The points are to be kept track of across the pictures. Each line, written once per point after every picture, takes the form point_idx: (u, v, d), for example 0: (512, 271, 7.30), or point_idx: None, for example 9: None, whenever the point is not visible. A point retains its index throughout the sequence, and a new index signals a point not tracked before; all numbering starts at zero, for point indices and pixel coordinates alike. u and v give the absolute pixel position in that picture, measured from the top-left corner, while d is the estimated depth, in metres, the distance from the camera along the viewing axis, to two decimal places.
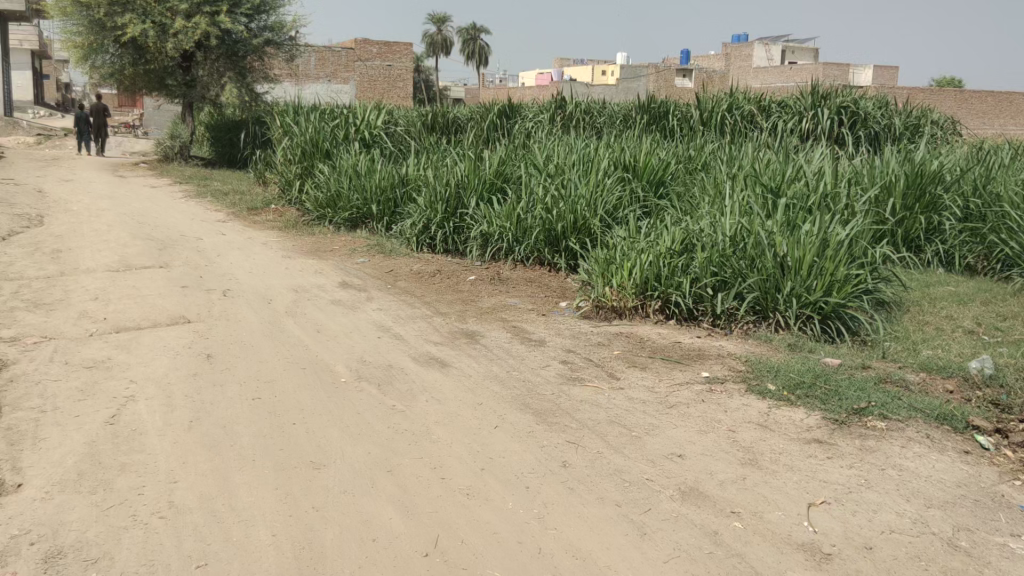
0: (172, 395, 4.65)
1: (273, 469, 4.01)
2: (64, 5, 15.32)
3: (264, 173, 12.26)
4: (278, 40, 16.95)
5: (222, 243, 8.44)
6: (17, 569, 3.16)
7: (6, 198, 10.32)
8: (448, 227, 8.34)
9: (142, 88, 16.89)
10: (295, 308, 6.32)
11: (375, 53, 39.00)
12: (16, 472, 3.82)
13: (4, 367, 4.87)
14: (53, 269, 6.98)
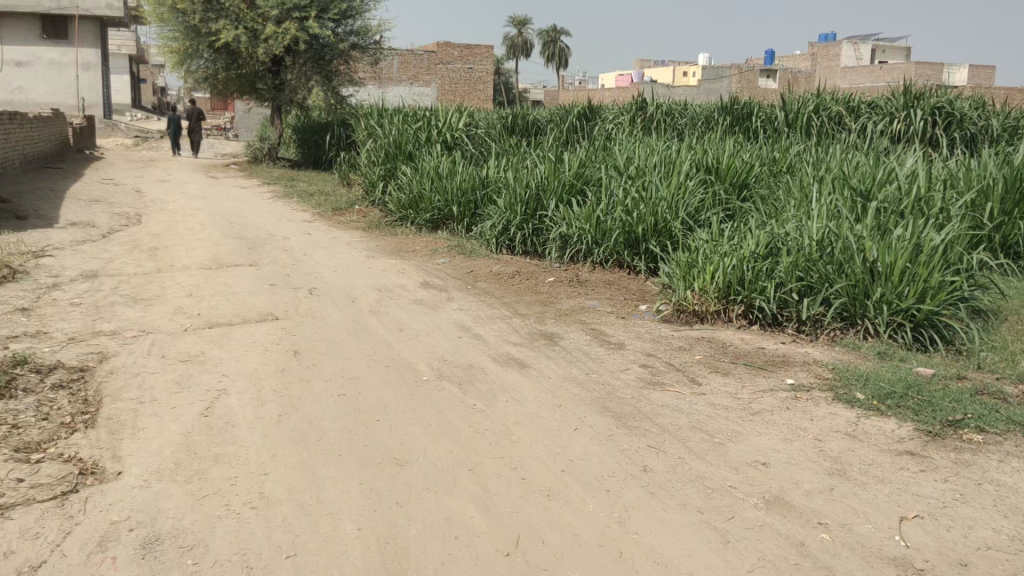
0: (262, 390, 4.79)
1: (358, 464, 4.09)
2: (162, 12, 15.96)
3: (349, 174, 12.53)
4: (364, 44, 17.29)
5: (308, 243, 8.66)
6: (117, 554, 3.30)
7: (107, 197, 10.80)
8: (528, 228, 8.36)
9: (234, 91, 17.47)
10: (377, 307, 6.44)
11: (456, 55, 39.32)
12: (117, 460, 3.99)
13: (105, 360, 5.09)
14: (150, 266, 7.27)
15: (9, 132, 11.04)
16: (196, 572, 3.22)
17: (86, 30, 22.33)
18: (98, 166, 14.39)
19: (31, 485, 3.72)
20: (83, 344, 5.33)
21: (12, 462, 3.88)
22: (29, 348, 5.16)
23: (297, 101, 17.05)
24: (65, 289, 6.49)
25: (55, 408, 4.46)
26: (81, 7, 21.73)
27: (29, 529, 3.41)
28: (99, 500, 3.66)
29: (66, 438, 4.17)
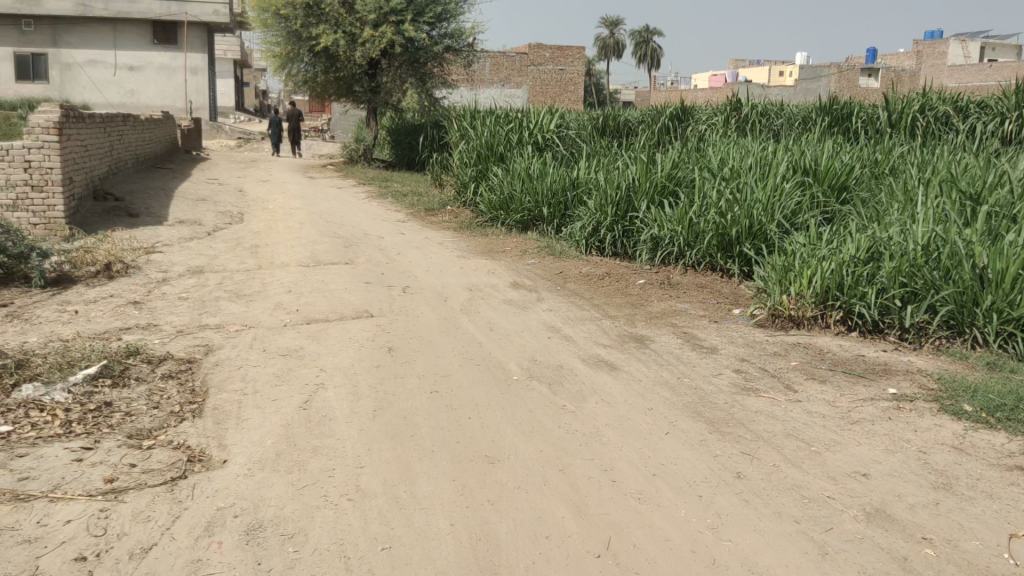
0: (358, 385, 4.92)
1: (451, 461, 4.15)
2: (266, 17, 16.56)
3: (441, 175, 12.70)
4: (457, 46, 17.46)
5: (401, 243, 8.82)
6: (222, 539, 3.44)
7: (212, 197, 11.25)
8: (618, 230, 8.31)
9: (332, 94, 17.93)
10: (469, 306, 6.51)
11: (548, 57, 38.41)
12: (222, 449, 4.16)
13: (211, 353, 5.31)
14: (252, 263, 7.54)
15: (124, 134, 11.61)
16: (296, 559, 3.33)
17: (194, 36, 23.37)
18: (204, 167, 15.05)
19: (143, 470, 3.91)
20: (189, 336, 5.57)
21: (126, 448, 4.09)
22: (140, 340, 5.43)
23: (392, 103, 17.30)
24: (173, 284, 6.79)
25: (165, 397, 4.67)
26: (190, 14, 22.93)
27: (142, 512, 3.58)
28: (205, 486, 3.82)
29: (175, 426, 4.36)
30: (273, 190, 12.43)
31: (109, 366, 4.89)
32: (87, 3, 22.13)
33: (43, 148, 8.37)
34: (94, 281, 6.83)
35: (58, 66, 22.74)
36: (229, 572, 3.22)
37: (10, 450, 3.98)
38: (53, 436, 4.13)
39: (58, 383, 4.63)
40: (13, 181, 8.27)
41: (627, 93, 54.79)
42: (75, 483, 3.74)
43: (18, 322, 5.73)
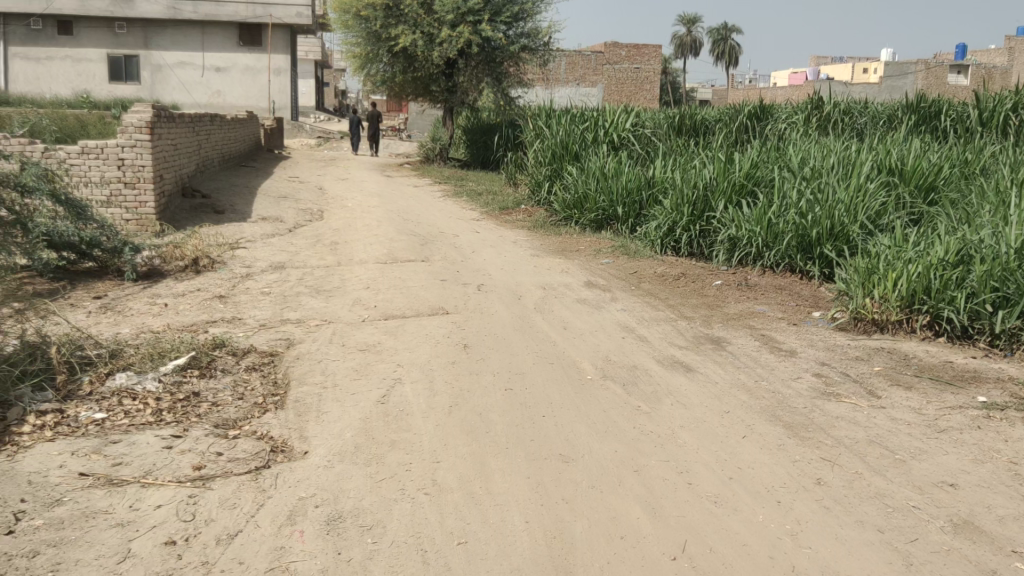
0: (433, 380, 4.98)
1: (526, 459, 4.17)
2: (347, 19, 16.90)
3: (516, 174, 12.76)
4: (534, 46, 17.46)
5: (477, 241, 8.88)
6: (304, 528, 3.53)
7: (293, 195, 11.54)
8: (694, 230, 8.21)
9: (410, 94, 18.19)
10: (543, 305, 6.53)
11: (623, 56, 38.10)
12: (303, 440, 4.27)
13: (292, 347, 5.45)
14: (331, 260, 7.70)
15: (211, 133, 11.99)
16: (375, 550, 3.40)
17: (277, 37, 23.91)
18: (286, 165, 15.44)
19: (229, 458, 4.04)
20: (271, 330, 5.73)
21: (213, 437, 4.23)
22: (226, 333, 5.61)
23: (469, 103, 17.46)
24: (257, 279, 7.00)
25: (249, 389, 4.82)
26: (274, 16, 23.46)
27: (228, 499, 3.71)
28: (288, 476, 3.93)
29: (259, 417, 4.49)
30: (351, 189, 12.67)
31: (197, 357, 5.07)
32: (177, 6, 22.94)
33: (136, 146, 8.71)
34: (182, 275, 7.08)
35: (150, 67, 23.64)
36: (311, 560, 3.31)
37: (105, 435, 4.16)
38: (145, 424, 4.31)
39: (149, 372, 4.82)
40: (108, 178, 8.64)
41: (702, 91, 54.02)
42: (165, 469, 3.89)
43: (112, 313, 5.99)
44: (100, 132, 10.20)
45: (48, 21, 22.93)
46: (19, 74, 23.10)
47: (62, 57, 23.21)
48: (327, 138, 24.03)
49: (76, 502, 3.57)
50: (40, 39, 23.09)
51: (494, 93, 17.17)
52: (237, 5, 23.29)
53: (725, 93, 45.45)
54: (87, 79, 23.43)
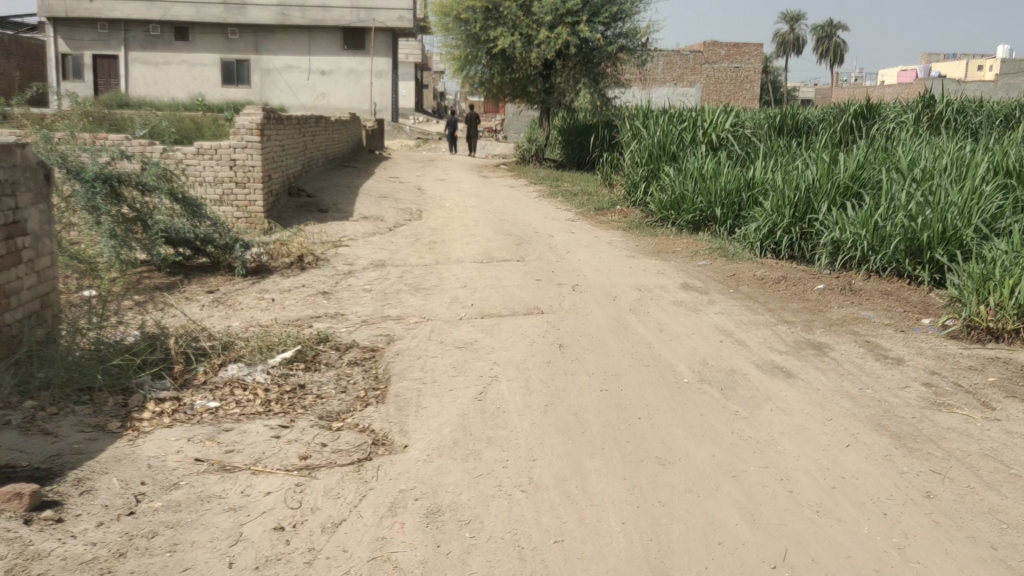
0: (529, 379, 5.03)
1: (622, 460, 4.17)
2: (448, 22, 17.15)
3: (612, 174, 12.71)
4: (631, 47, 17.30)
5: (572, 241, 8.90)
6: (404, 520, 3.62)
7: (393, 195, 11.80)
8: (795, 232, 8.01)
9: (506, 95, 18.35)
10: (638, 306, 6.50)
11: (723, 54, 36.86)
12: (403, 434, 4.38)
13: (391, 342, 5.60)
14: (429, 259, 7.85)
15: (316, 135, 12.38)
16: (473, 545, 3.46)
17: (380, 41, 24.44)
18: (386, 165, 15.84)
19: (333, 450, 4.18)
20: (372, 326, 5.89)
21: (318, 428, 4.38)
22: (329, 328, 5.80)
23: (566, 103, 17.75)
24: (359, 276, 7.20)
25: (352, 382, 4.98)
26: (377, 20, 23.99)
27: (332, 488, 3.83)
28: (389, 469, 4.04)
29: (361, 410, 4.63)
30: (450, 189, 12.86)
31: (302, 351, 5.27)
32: (286, 12, 23.77)
33: (247, 147, 9.07)
34: (288, 272, 7.35)
35: (260, 71, 24.57)
36: (412, 552, 3.40)
37: (219, 423, 4.37)
38: (255, 413, 4.50)
39: (258, 365, 5.04)
40: (221, 177, 9.06)
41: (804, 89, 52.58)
42: (273, 458, 4.06)
43: (223, 307, 6.26)
44: (214, 133, 10.64)
45: (166, 27, 24.08)
46: (139, 78, 24.31)
47: (179, 62, 24.36)
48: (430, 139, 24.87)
49: (192, 486, 3.76)
50: (159, 45, 24.24)
51: (591, 94, 17.14)
52: (343, 10, 23.89)
53: (828, 92, 44.11)
54: (201, 83, 24.54)
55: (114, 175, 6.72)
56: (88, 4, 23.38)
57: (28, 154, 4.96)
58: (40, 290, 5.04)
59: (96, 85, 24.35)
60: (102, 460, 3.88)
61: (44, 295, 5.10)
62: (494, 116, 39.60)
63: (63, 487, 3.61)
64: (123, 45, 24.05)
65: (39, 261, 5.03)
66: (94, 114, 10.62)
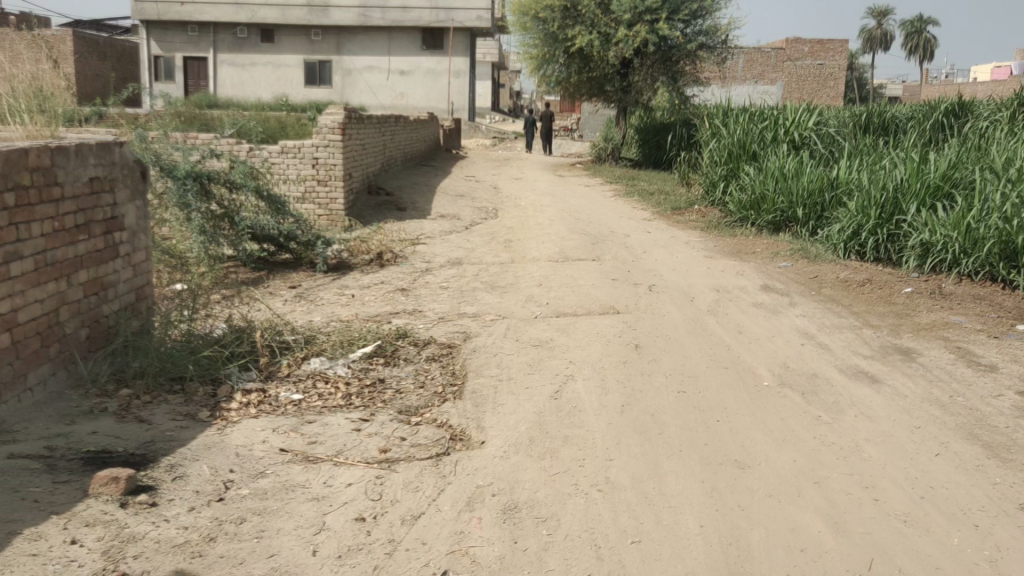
0: (606, 379, 5.02)
1: (700, 462, 4.13)
2: (526, 21, 17.23)
3: (689, 174, 12.57)
4: (711, 44, 17.03)
5: (648, 241, 8.84)
6: (482, 515, 3.66)
7: (470, 194, 11.90)
8: (881, 234, 7.78)
9: (583, 94, 18.33)
10: (716, 308, 6.41)
11: (806, 52, 34.42)
12: (480, 430, 4.42)
13: (467, 339, 5.65)
14: (506, 257, 7.89)
15: (395, 134, 12.56)
16: (550, 542, 3.47)
17: (458, 41, 24.66)
18: (462, 164, 15.99)
19: (411, 444, 4.24)
20: (449, 323, 5.96)
21: (397, 422, 4.46)
22: (408, 324, 5.89)
23: (643, 102, 17.53)
24: (436, 274, 7.28)
25: (429, 378, 5.05)
26: (456, 20, 24.20)
27: (411, 481, 3.89)
28: (466, 464, 4.08)
29: (439, 405, 4.69)
30: (526, 188, 12.91)
31: (382, 347, 5.37)
32: (367, 13, 24.16)
33: (329, 146, 9.26)
34: (368, 268, 7.49)
35: (341, 71, 25.06)
36: (489, 547, 3.43)
37: (302, 415, 4.49)
38: (336, 406, 4.61)
39: (340, 359, 5.16)
40: (304, 176, 9.28)
41: (892, 85, 50.90)
42: (355, 450, 4.14)
43: (306, 302, 6.43)
44: (297, 131, 10.89)
45: (252, 30, 24.78)
46: (226, 79, 25.10)
47: (264, 63, 25.04)
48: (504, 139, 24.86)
49: (277, 476, 3.87)
50: (245, 47, 24.97)
51: (669, 93, 16.94)
52: (423, 10, 24.14)
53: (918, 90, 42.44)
54: (285, 83, 25.18)
55: (204, 173, 7.00)
56: (179, 7, 24.22)
57: (126, 152, 5.17)
58: (136, 283, 5.26)
59: (186, 86, 25.22)
60: (193, 448, 4.02)
61: (140, 288, 5.32)
62: (570, 115, 39.45)
63: (156, 472, 3.76)
64: (211, 47, 24.84)
65: (135, 255, 5.24)
66: (184, 113, 10.99)
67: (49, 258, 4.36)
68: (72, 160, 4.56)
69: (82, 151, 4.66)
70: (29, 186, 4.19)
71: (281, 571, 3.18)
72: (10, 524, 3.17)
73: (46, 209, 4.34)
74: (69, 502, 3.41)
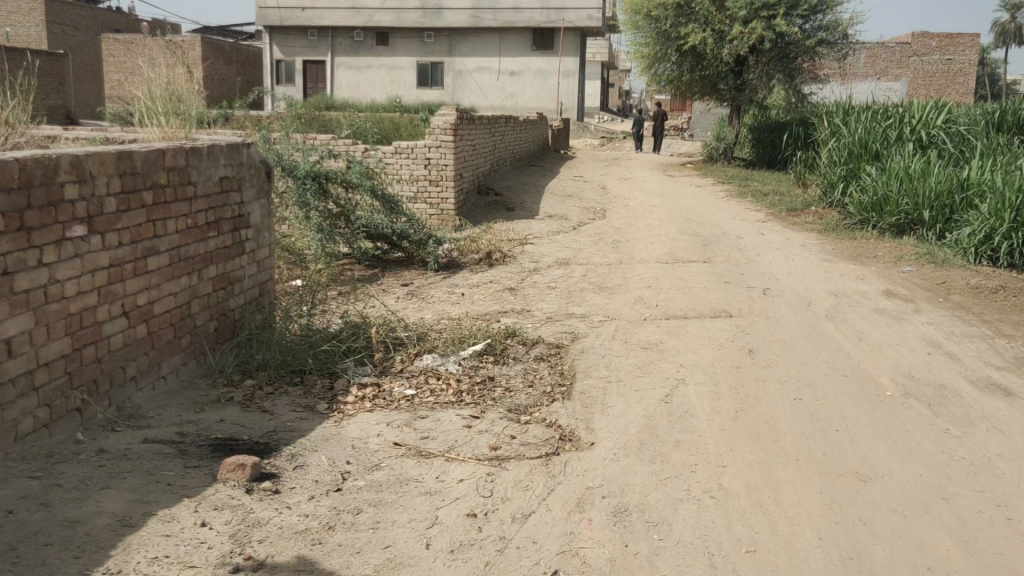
0: (718, 384, 4.91)
1: (819, 473, 3.99)
2: (638, 19, 17.15)
3: (806, 174, 12.20)
4: (831, 40, 16.35)
5: (762, 243, 8.63)
6: (592, 516, 3.64)
7: (578, 194, 11.87)
8: (1016, 239, 7.35)
9: (695, 93, 18.03)
10: (835, 313, 6.19)
11: (934, 46, 31.24)
12: (590, 431, 4.41)
13: (576, 340, 5.65)
14: (614, 258, 7.86)
15: (506, 134, 12.66)
16: (662, 548, 3.42)
17: (568, 41, 24.63)
18: (570, 164, 15.99)
19: (521, 443, 4.26)
20: (557, 323, 5.98)
21: (507, 420, 4.50)
22: (517, 323, 5.93)
23: (757, 101, 17.06)
24: (544, 274, 7.31)
25: (538, 377, 5.07)
26: (567, 20, 24.13)
27: (522, 480, 3.91)
28: (576, 465, 4.07)
29: (548, 405, 4.70)
30: (634, 188, 12.78)
31: (492, 345, 5.42)
32: (479, 15, 24.51)
33: (441, 147, 9.40)
34: (477, 267, 7.59)
35: (452, 73, 25.45)
36: (600, 549, 3.41)
37: (415, 410, 4.58)
38: (448, 403, 4.68)
39: (451, 356, 5.24)
40: (417, 176, 9.48)
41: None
42: (466, 447, 4.20)
43: (417, 300, 6.56)
44: (410, 131, 11.11)
45: (369, 33, 25.46)
46: (343, 81, 25.87)
47: (379, 65, 25.70)
48: (611, 139, 24.70)
49: (392, 469, 3.96)
50: (361, 50, 25.67)
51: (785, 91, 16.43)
52: (534, 11, 24.28)
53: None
54: (399, 85, 25.77)
55: (323, 173, 7.24)
56: (301, 12, 25.12)
57: (253, 153, 5.38)
58: (259, 279, 5.48)
59: (305, 89, 26.10)
60: (312, 439, 4.16)
61: (263, 284, 5.54)
62: (680, 114, 38.75)
63: (279, 461, 3.91)
64: (330, 50, 25.63)
65: (260, 251, 5.47)
66: (305, 115, 11.40)
67: (182, 254, 4.59)
68: (204, 160, 4.78)
69: (214, 151, 4.88)
70: (166, 185, 4.42)
71: (397, 562, 3.24)
72: (146, 506, 3.35)
73: (181, 208, 4.57)
74: (199, 487, 3.58)
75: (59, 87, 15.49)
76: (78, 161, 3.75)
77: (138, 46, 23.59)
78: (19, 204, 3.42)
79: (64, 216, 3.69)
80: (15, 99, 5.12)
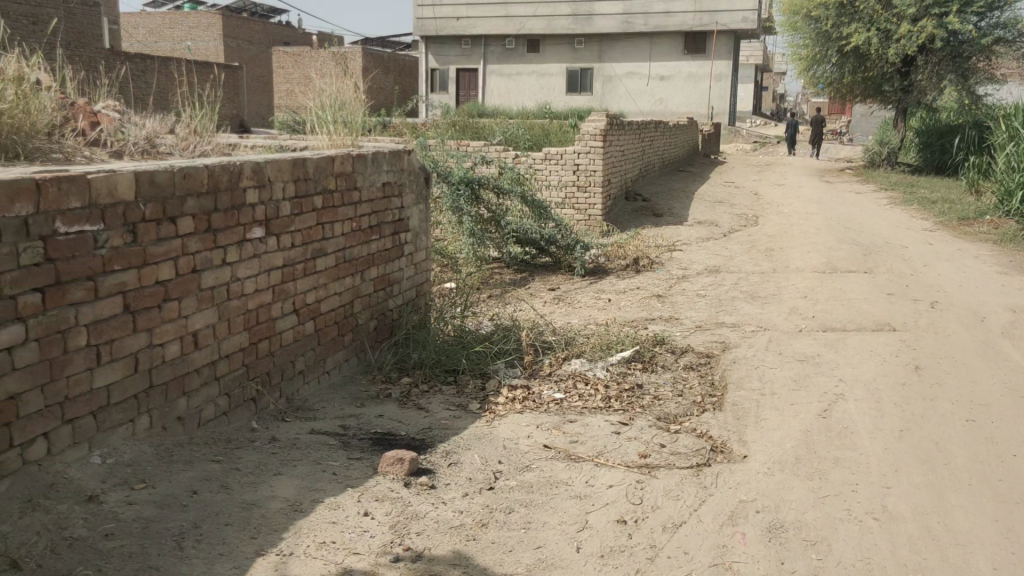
0: (881, 401, 4.69)
1: (993, 500, 3.74)
2: (797, 20, 16.87)
3: (980, 182, 11.45)
4: (1010, 38, 15.01)
5: (930, 253, 8.17)
6: (746, 530, 3.56)
7: (729, 200, 11.65)
8: None
9: (857, 95, 17.30)
10: (1012, 330, 5.76)
11: None
12: (743, 444, 4.31)
13: (727, 350, 5.53)
14: (767, 266, 7.65)
15: (654, 138, 12.55)
16: (821, 568, 3.29)
17: (722, 43, 24.07)
18: (720, 169, 15.66)
19: (672, 452, 4.22)
20: (707, 332, 5.88)
21: (657, 428, 4.47)
22: (666, 331, 5.90)
23: (926, 102, 16.11)
24: (693, 281, 7.20)
25: (687, 386, 5.01)
26: (720, 22, 23.66)
27: (673, 489, 3.88)
28: (728, 478, 3.99)
29: (698, 415, 4.64)
30: (789, 195, 12.37)
31: (641, 352, 5.40)
32: (630, 20, 24.38)
33: (590, 152, 9.45)
34: (625, 273, 7.60)
35: (602, 78, 25.42)
36: (755, 564, 3.32)
37: (564, 414, 4.63)
38: (596, 408, 4.70)
39: (599, 361, 5.26)
40: (565, 181, 9.55)
41: None
42: (615, 453, 4.20)
43: (565, 305, 6.62)
44: (559, 137, 11.16)
45: (520, 41, 25.87)
46: (494, 89, 26.42)
47: (529, 72, 26.04)
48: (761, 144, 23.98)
49: (543, 470, 4.02)
50: (513, 58, 26.09)
51: (957, 92, 15.37)
52: (686, 14, 23.95)
53: None
54: (549, 92, 26.06)
55: (476, 179, 7.41)
56: (455, 22, 25.84)
57: (413, 159, 5.59)
58: (416, 281, 5.69)
59: (458, 97, 26.87)
60: (466, 437, 4.28)
61: (420, 285, 5.76)
62: (839, 117, 37.06)
63: (435, 458, 4.04)
64: (482, 58, 26.23)
65: (417, 254, 5.68)
66: (459, 122, 11.70)
67: (347, 255, 4.83)
68: (369, 166, 5.01)
69: (378, 157, 5.12)
70: (334, 190, 4.67)
71: (548, 563, 3.28)
72: (315, 493, 3.56)
73: (347, 211, 4.81)
74: (362, 478, 3.76)
75: (235, 98, 16.63)
76: (258, 167, 4.01)
77: (306, 58, 24.90)
78: (207, 207, 3.71)
79: (245, 219, 3.97)
80: (203, 109, 5.56)
